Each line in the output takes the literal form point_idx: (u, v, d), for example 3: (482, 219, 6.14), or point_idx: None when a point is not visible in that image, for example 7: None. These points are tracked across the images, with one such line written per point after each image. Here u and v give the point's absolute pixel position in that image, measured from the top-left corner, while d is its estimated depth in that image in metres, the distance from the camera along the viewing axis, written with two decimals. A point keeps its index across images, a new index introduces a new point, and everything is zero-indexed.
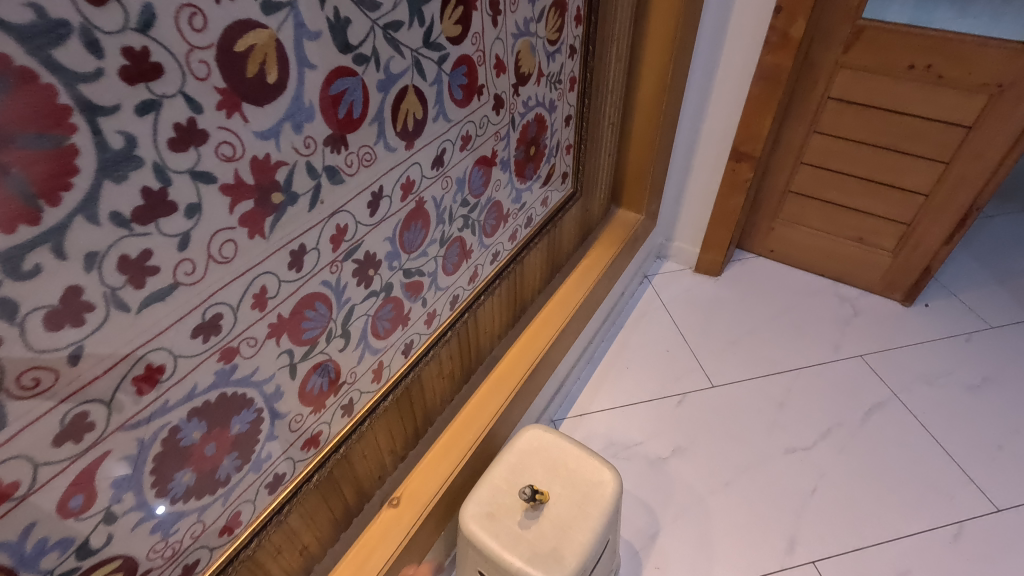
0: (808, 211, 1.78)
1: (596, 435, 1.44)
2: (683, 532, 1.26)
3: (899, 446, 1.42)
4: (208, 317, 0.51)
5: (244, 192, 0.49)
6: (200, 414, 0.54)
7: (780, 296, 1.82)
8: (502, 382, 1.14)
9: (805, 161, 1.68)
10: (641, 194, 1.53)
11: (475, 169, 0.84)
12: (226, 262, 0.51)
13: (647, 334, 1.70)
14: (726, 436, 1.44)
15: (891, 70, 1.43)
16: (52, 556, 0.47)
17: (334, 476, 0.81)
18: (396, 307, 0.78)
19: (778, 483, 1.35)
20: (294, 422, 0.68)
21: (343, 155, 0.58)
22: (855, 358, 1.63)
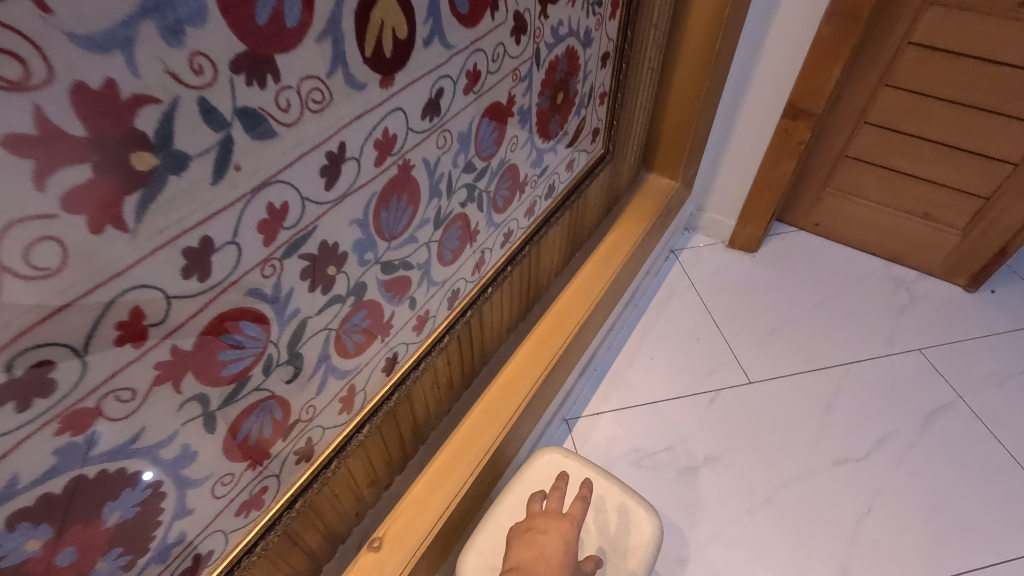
0: (866, 180, 1.54)
1: (615, 439, 1.25)
2: (718, 559, 1.09)
3: (965, 458, 1.24)
4: (20, 370, 0.29)
5: (63, 150, 0.27)
6: (35, 513, 0.34)
7: (825, 278, 1.60)
8: (511, 387, 0.94)
9: (869, 121, 1.43)
10: (678, 157, 1.29)
11: (485, 120, 0.60)
12: (47, 274, 0.29)
13: (674, 319, 1.49)
14: (766, 443, 1.25)
15: (995, 9, 1.16)
16: None
17: (292, 530, 0.62)
18: (372, 313, 0.56)
19: (827, 500, 1.17)
20: (220, 486, 0.47)
21: (270, 91, 0.35)
22: (913, 352, 1.42)
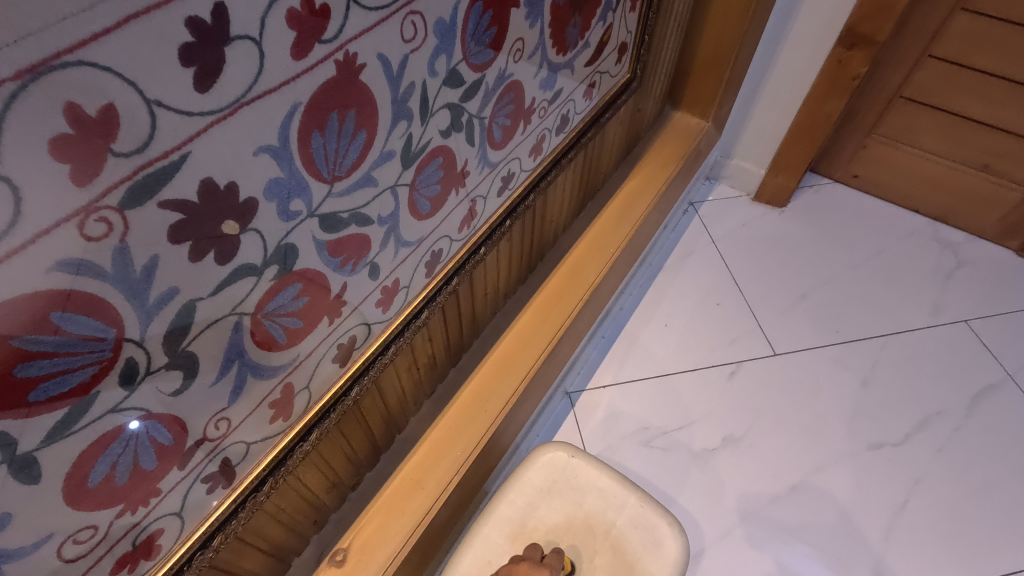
0: (921, 125, 1.33)
1: (623, 414, 1.11)
2: (735, 552, 0.97)
3: (1013, 444, 1.11)
4: None
5: None
6: None
7: (863, 237, 1.43)
8: (508, 364, 0.78)
9: (936, 54, 1.21)
10: (712, 90, 1.08)
11: (478, 6, 0.41)
12: None
13: (693, 280, 1.32)
14: (793, 423, 1.11)
15: None
16: None
17: (217, 563, 0.47)
18: (312, 288, 0.39)
19: (860, 489, 1.04)
20: (75, 543, 0.32)
21: None
22: (959, 324, 1.27)
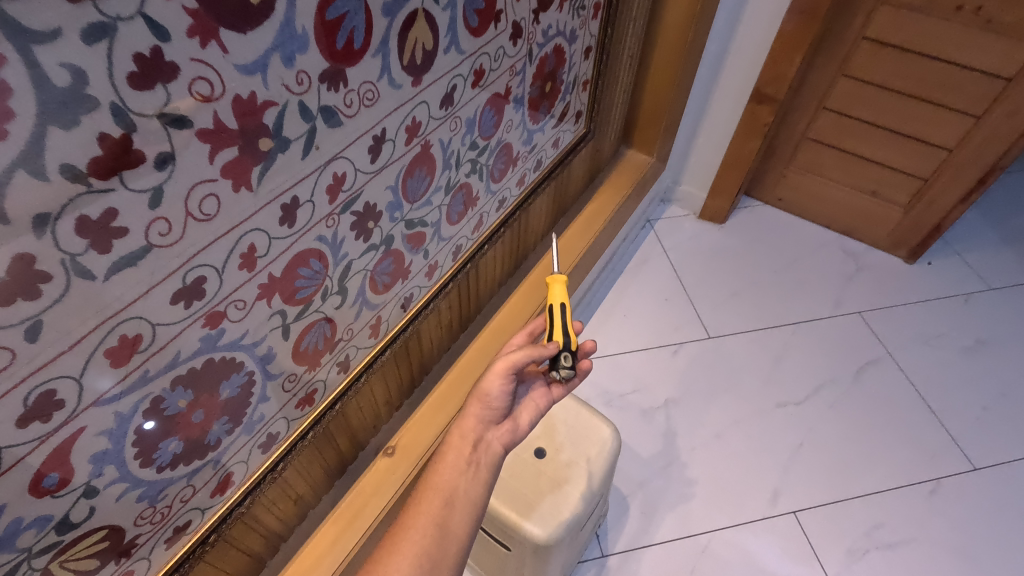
0: (824, 160, 1.70)
1: (590, 382, 1.43)
2: (672, 481, 1.28)
3: (887, 404, 1.43)
4: (190, 281, 0.45)
5: (227, 139, 0.42)
6: (185, 382, 0.50)
7: (785, 247, 1.77)
8: (501, 331, 1.10)
9: (828, 107, 1.58)
10: (655, 134, 1.43)
11: (487, 108, 0.76)
12: (208, 218, 0.44)
13: (647, 281, 1.66)
14: (720, 388, 1.44)
15: (937, 10, 1.31)
16: (29, 534, 0.43)
17: (330, 430, 0.79)
18: (396, 260, 0.72)
19: (768, 436, 1.36)
20: (288, 382, 0.64)
21: (342, 94, 0.50)
22: (854, 315, 1.61)
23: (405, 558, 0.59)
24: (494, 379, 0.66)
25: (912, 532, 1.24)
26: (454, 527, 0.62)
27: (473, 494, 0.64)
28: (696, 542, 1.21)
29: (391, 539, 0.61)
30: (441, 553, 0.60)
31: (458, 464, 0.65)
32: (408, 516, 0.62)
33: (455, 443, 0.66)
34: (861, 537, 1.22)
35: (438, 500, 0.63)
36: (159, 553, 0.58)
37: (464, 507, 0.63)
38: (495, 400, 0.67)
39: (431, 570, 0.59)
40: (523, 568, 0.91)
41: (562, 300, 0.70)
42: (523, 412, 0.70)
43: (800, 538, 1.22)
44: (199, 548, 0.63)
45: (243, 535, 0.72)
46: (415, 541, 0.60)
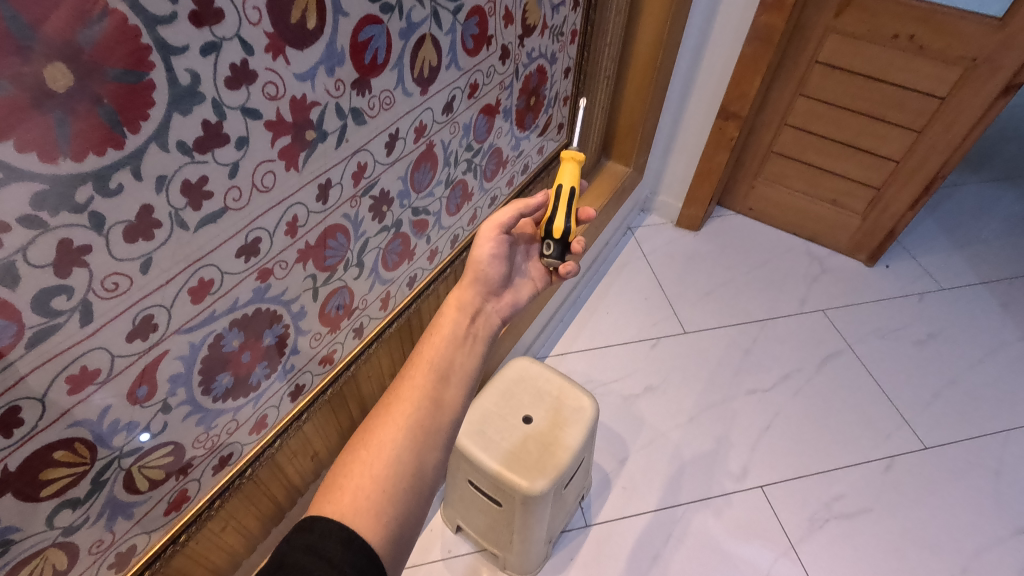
0: (788, 172, 1.86)
1: (575, 372, 1.56)
2: (650, 459, 1.40)
3: (847, 391, 1.56)
4: (250, 240, 0.58)
5: (284, 129, 0.55)
6: (239, 325, 0.62)
7: (755, 251, 1.92)
8: None
9: (788, 123, 1.75)
10: (631, 147, 1.58)
11: (480, 116, 0.90)
12: (266, 190, 0.57)
13: (628, 282, 1.79)
14: (694, 377, 1.57)
15: (877, 38, 1.49)
16: (121, 436, 0.55)
17: (345, 392, 0.90)
18: (403, 242, 0.85)
19: (737, 419, 1.49)
20: (313, 339, 0.76)
21: (367, 99, 0.64)
22: (818, 312, 1.75)
23: (398, 429, 0.60)
24: (487, 243, 0.71)
25: (868, 503, 1.36)
26: (448, 400, 0.63)
27: (469, 367, 0.66)
28: (672, 513, 1.32)
29: (382, 412, 0.61)
30: (436, 422, 0.61)
31: (455, 336, 0.67)
32: (399, 392, 0.63)
33: (452, 317, 0.68)
34: (821, 507, 1.35)
35: (431, 373, 0.64)
36: (207, 478, 0.70)
37: (459, 381, 0.65)
38: (490, 270, 0.71)
39: (424, 441, 0.60)
40: (514, 521, 1.02)
41: (570, 182, 0.75)
42: (516, 289, 0.75)
43: (766, 509, 1.34)
44: (236, 480, 0.75)
45: (269, 481, 0.83)
46: (409, 413, 0.61)
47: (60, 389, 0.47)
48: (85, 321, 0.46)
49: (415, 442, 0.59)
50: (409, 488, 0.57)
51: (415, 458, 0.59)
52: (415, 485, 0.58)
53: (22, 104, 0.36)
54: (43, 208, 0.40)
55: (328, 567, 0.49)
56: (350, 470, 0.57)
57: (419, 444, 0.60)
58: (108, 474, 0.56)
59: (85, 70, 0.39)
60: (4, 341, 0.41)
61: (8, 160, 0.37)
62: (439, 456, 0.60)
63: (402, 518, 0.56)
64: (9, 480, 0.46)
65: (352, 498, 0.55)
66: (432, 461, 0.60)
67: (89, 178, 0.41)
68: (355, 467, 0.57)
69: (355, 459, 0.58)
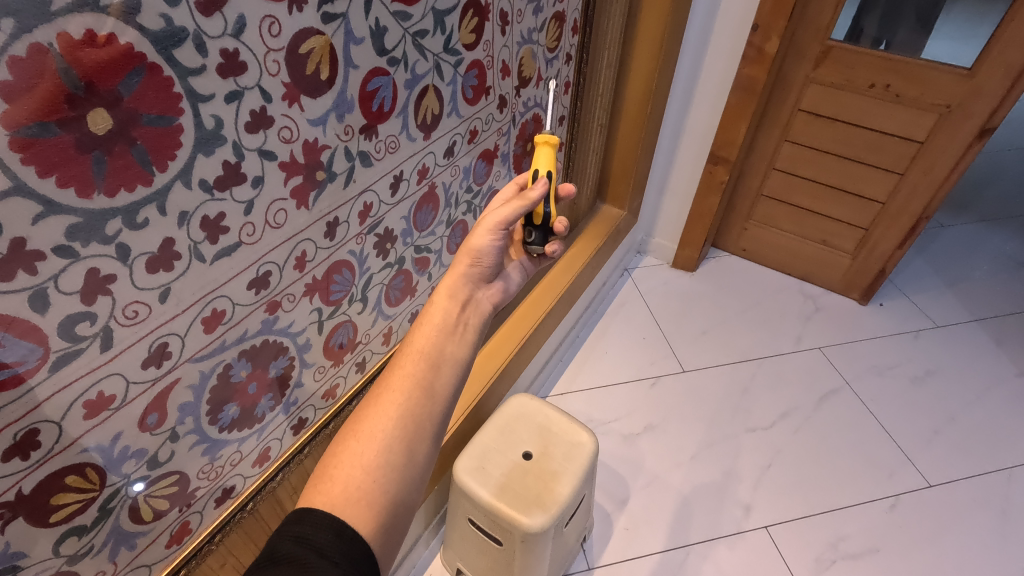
0: (777, 214, 1.91)
1: (575, 411, 1.55)
2: (652, 499, 1.39)
3: (847, 428, 1.56)
4: (261, 273, 0.61)
5: (297, 169, 0.59)
6: (247, 356, 0.64)
7: (751, 290, 1.95)
8: (492, 356, 1.26)
9: (776, 167, 1.82)
10: (625, 191, 1.64)
11: (480, 161, 0.95)
12: (278, 226, 0.60)
13: (626, 321, 1.81)
14: (695, 415, 1.56)
15: (854, 87, 1.57)
16: (130, 463, 0.56)
17: None
18: (406, 279, 0.89)
19: (739, 458, 1.48)
20: (317, 373, 0.78)
21: (374, 143, 0.69)
22: (814, 350, 1.76)
23: (389, 418, 0.54)
24: (486, 233, 0.68)
25: (874, 542, 1.34)
26: (439, 389, 0.57)
27: (460, 357, 0.60)
28: (676, 554, 1.30)
29: (370, 400, 0.56)
30: (428, 411, 0.56)
31: (445, 324, 0.62)
32: (388, 379, 0.57)
33: (442, 304, 0.63)
34: (827, 548, 1.32)
35: (421, 361, 0.58)
36: (209, 511, 0.71)
37: (450, 369, 0.59)
38: (487, 258, 0.68)
39: (416, 430, 0.55)
40: (515, 561, 1.01)
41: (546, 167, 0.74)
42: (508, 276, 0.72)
43: (772, 549, 1.31)
44: (237, 514, 0.75)
45: (270, 517, 0.83)
46: (400, 401, 0.55)
47: (77, 414, 0.49)
48: (105, 347, 0.49)
49: (407, 432, 0.54)
50: (400, 482, 0.52)
51: (407, 449, 0.54)
52: (407, 476, 0.53)
53: (65, 144, 0.40)
54: (76, 239, 0.43)
55: (320, 559, 0.46)
56: (340, 460, 0.52)
57: (411, 434, 0.54)
58: (115, 503, 0.57)
59: (122, 115, 0.43)
60: (30, 364, 0.44)
61: (48, 195, 0.40)
62: (431, 446, 0.55)
63: (393, 511, 0.52)
64: (19, 504, 0.48)
65: (342, 489, 0.50)
66: (425, 451, 0.55)
67: (119, 212, 0.45)
68: (343, 458, 0.52)
69: (344, 449, 0.52)
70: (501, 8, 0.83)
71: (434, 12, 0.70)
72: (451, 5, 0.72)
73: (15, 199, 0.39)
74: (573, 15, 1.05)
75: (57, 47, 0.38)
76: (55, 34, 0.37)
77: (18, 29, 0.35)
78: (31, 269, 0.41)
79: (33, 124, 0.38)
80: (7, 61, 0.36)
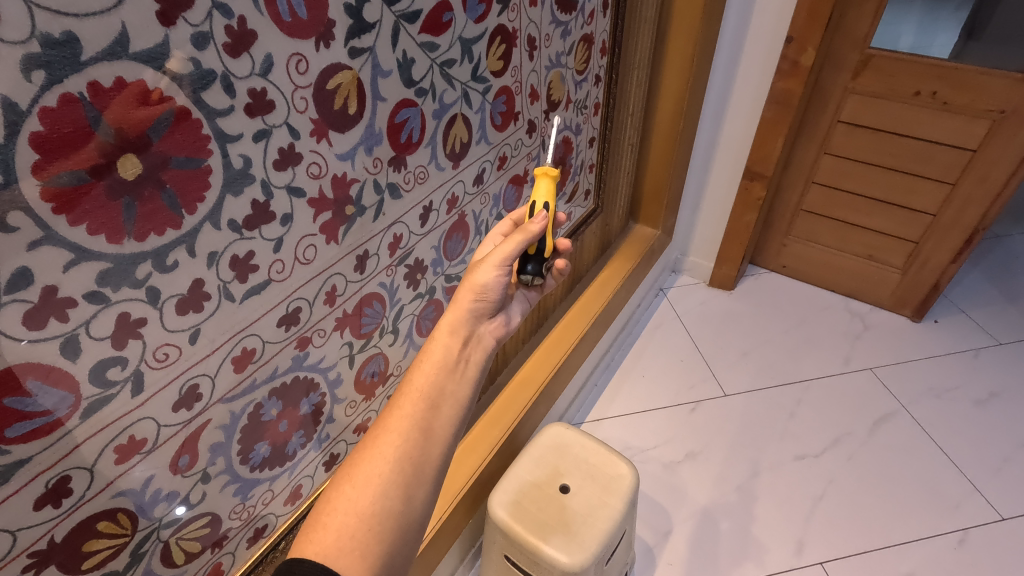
0: (818, 229, 1.84)
1: (612, 439, 1.50)
2: (696, 532, 1.32)
3: (906, 456, 1.46)
4: (291, 310, 0.60)
5: (325, 205, 0.59)
6: (277, 394, 0.63)
7: (793, 309, 1.87)
8: (526, 384, 1.23)
9: (815, 181, 1.75)
10: (658, 210, 1.60)
11: (510, 187, 0.94)
12: (307, 262, 0.59)
13: (661, 344, 1.76)
14: (740, 442, 1.49)
15: (898, 95, 1.51)
16: (161, 506, 0.56)
17: None
18: (437, 308, 0.88)
19: (788, 488, 1.40)
20: (349, 408, 0.77)
21: (403, 174, 0.68)
22: (865, 371, 1.67)
23: (386, 462, 0.51)
24: (491, 270, 0.63)
25: None
26: (439, 431, 0.54)
27: (461, 395, 0.57)
28: None
29: (366, 442, 0.53)
30: (426, 455, 0.53)
31: (446, 362, 0.58)
32: (385, 421, 0.54)
33: (442, 341, 0.60)
34: None
35: (420, 402, 0.55)
36: (241, 551, 0.69)
37: (451, 409, 0.56)
38: (492, 292, 0.64)
39: (414, 473, 0.52)
40: None
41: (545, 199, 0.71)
42: (511, 308, 0.69)
43: None
44: (269, 553, 0.73)
45: None
46: (398, 444, 0.52)
47: (108, 458, 0.48)
48: (136, 391, 0.48)
49: (404, 476, 0.51)
50: (395, 531, 0.50)
51: (404, 493, 0.51)
52: (402, 524, 0.50)
53: (96, 192, 0.40)
54: (107, 285, 0.43)
55: None
56: (333, 506, 0.49)
57: (408, 478, 0.51)
58: (147, 547, 0.56)
59: (152, 160, 0.43)
60: (62, 411, 0.43)
61: (80, 242, 0.40)
62: (430, 490, 0.52)
63: (388, 560, 0.49)
64: (51, 552, 0.47)
65: (335, 538, 0.48)
66: (422, 496, 0.52)
67: (149, 255, 0.45)
68: (338, 504, 0.49)
69: (338, 494, 0.50)
70: (529, 34, 0.82)
71: (461, 41, 0.69)
72: (479, 33, 0.71)
73: (46, 247, 0.38)
74: (601, 37, 1.04)
75: (87, 95, 0.38)
76: (85, 83, 0.37)
77: (49, 80, 0.36)
78: (62, 316, 0.41)
79: (64, 172, 0.38)
80: (37, 111, 0.36)
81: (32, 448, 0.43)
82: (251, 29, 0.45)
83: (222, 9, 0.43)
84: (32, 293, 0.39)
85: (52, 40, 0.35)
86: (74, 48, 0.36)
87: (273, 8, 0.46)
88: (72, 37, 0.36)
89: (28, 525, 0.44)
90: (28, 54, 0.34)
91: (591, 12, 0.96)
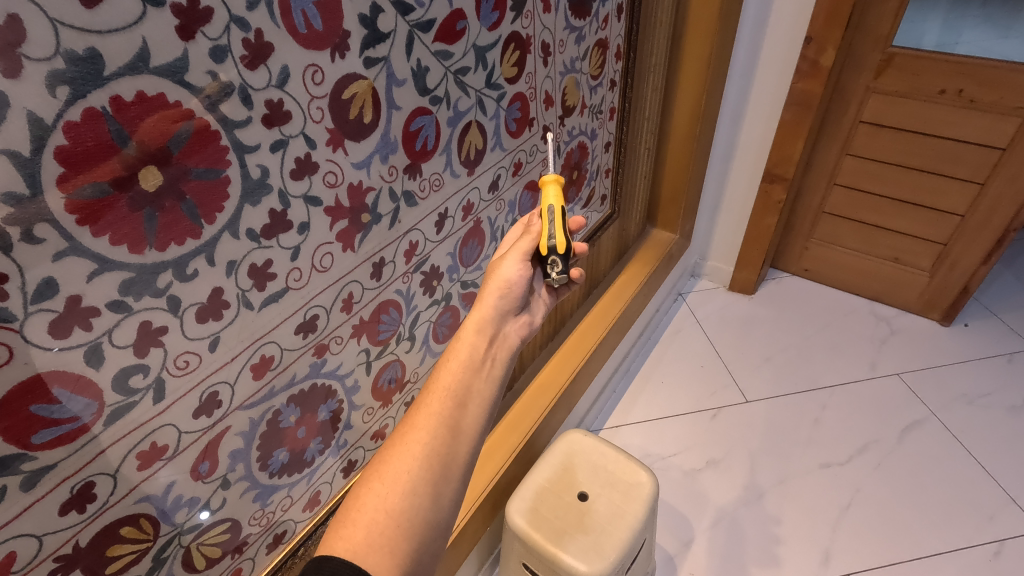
0: (841, 231, 1.80)
1: (631, 446, 1.48)
2: (718, 540, 1.30)
3: (937, 464, 1.42)
4: (308, 317, 0.60)
5: (342, 213, 0.59)
6: (296, 401, 0.64)
7: (817, 313, 1.83)
8: (543, 391, 1.22)
9: (837, 183, 1.72)
10: (677, 213, 1.58)
11: (525, 193, 0.94)
12: (324, 270, 0.60)
13: (681, 349, 1.73)
14: (763, 450, 1.46)
15: (922, 94, 1.48)
16: (182, 512, 0.56)
17: None
18: (453, 315, 0.88)
19: (813, 497, 1.36)
20: (366, 415, 0.77)
21: (418, 182, 0.68)
22: (893, 376, 1.62)
23: (414, 459, 0.51)
24: (513, 265, 0.66)
25: None
26: (467, 429, 0.54)
27: (488, 394, 0.57)
28: None
29: (394, 440, 0.53)
30: (453, 453, 0.53)
31: (472, 360, 0.58)
32: (412, 418, 0.54)
33: (469, 340, 0.60)
34: None
35: (447, 400, 0.55)
36: (261, 557, 0.70)
37: (477, 407, 0.56)
38: (516, 288, 0.66)
39: (441, 471, 0.51)
40: None
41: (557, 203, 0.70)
42: (536, 307, 0.69)
43: None
44: (289, 560, 0.74)
45: None
46: (425, 441, 0.52)
47: (131, 464, 0.49)
48: (157, 399, 0.49)
49: (431, 473, 0.51)
50: (424, 527, 0.50)
51: (432, 491, 0.51)
52: (430, 522, 0.50)
53: (118, 204, 0.41)
54: (129, 294, 0.44)
55: None
56: (362, 502, 0.49)
57: (436, 475, 0.51)
58: (169, 552, 0.57)
59: (173, 171, 0.43)
60: (86, 418, 0.44)
61: (102, 253, 0.41)
62: (457, 489, 0.52)
63: (416, 558, 0.49)
64: (76, 557, 0.48)
65: (365, 534, 0.48)
66: (451, 494, 0.51)
67: (169, 265, 0.45)
68: (366, 500, 0.49)
69: (367, 490, 0.50)
70: (543, 40, 0.82)
71: (475, 49, 0.69)
72: (492, 40, 0.72)
73: (70, 258, 0.39)
74: (616, 42, 1.04)
75: (109, 109, 0.38)
76: (107, 97, 0.38)
77: (73, 96, 0.36)
78: (85, 325, 0.42)
79: (87, 184, 0.39)
80: (61, 125, 0.37)
81: (58, 454, 0.44)
82: (267, 42, 0.46)
83: (239, 22, 0.44)
84: (57, 302, 0.40)
85: (75, 56, 0.36)
86: (97, 64, 0.37)
87: (289, 20, 0.47)
88: (95, 53, 0.37)
89: (54, 530, 0.45)
90: (53, 70, 0.35)
91: (605, 16, 0.96)
